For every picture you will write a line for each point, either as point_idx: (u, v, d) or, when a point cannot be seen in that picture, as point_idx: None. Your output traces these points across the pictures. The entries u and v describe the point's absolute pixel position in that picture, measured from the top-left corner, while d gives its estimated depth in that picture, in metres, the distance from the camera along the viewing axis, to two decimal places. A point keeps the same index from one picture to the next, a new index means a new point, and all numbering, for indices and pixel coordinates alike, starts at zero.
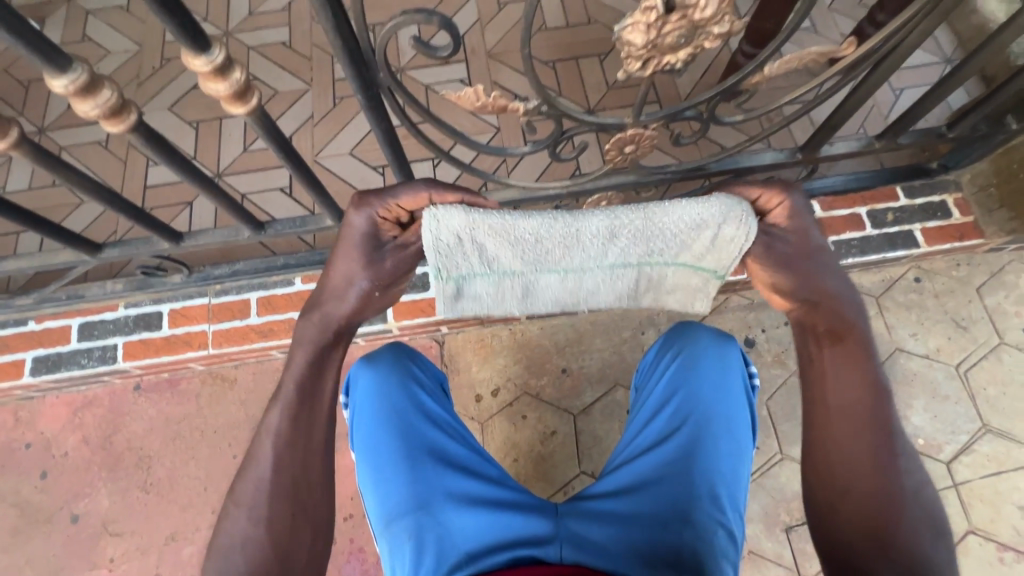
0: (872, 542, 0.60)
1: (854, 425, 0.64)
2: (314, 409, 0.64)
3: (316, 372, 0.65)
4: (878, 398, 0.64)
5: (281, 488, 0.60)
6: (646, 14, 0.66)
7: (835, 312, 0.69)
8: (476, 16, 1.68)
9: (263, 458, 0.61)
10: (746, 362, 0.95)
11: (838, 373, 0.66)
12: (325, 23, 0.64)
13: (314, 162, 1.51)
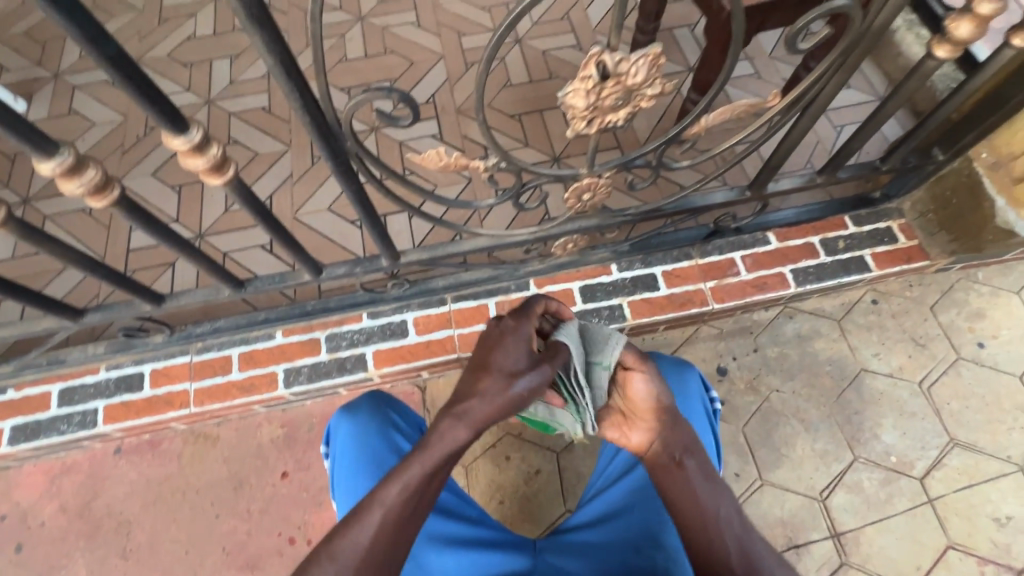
0: None
1: (712, 531, 0.68)
2: (426, 495, 0.64)
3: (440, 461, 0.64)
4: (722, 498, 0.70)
5: (371, 562, 0.60)
6: (584, 82, 0.74)
7: (672, 439, 0.73)
8: (445, 77, 1.80)
9: (368, 523, 0.62)
10: (704, 385, 0.99)
11: (693, 488, 0.70)
12: (295, 103, 0.71)
13: (294, 219, 1.57)
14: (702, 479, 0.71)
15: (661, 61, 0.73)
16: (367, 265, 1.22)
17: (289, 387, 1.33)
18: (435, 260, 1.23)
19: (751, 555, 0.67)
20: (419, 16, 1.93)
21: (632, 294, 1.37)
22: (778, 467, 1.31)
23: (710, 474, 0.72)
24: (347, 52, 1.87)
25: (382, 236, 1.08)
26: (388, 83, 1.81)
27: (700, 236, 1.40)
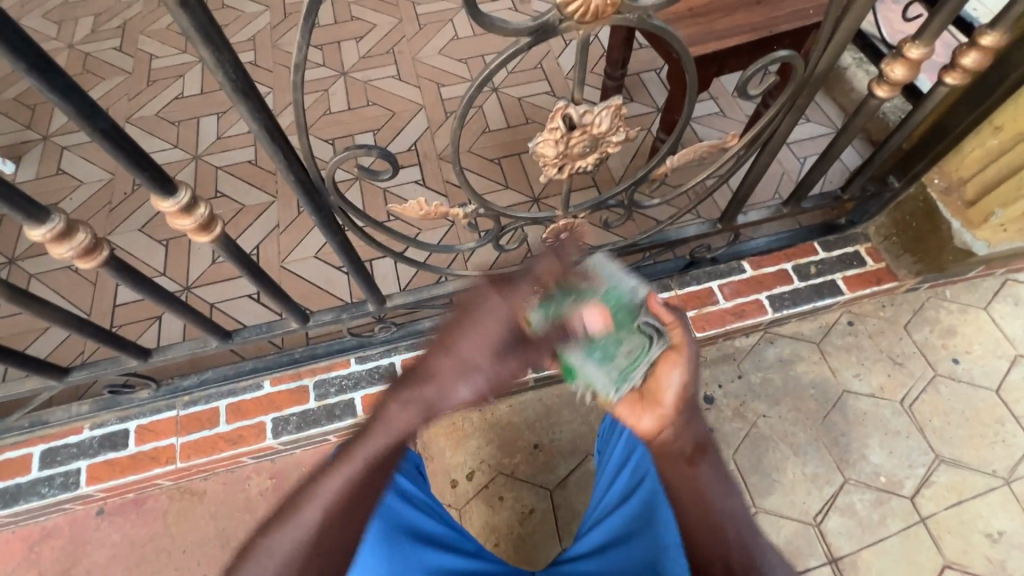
0: None
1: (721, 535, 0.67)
2: (361, 494, 0.63)
3: (372, 458, 0.64)
4: (732, 507, 0.68)
5: (315, 547, 0.62)
6: (553, 133, 0.79)
7: (688, 431, 0.67)
8: (426, 125, 1.88)
9: (302, 518, 0.62)
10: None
11: (705, 489, 0.67)
12: (280, 164, 0.75)
13: (281, 268, 1.59)
14: (712, 476, 0.68)
15: (623, 111, 0.79)
16: (353, 310, 1.23)
17: (277, 437, 1.32)
18: (421, 303, 1.25)
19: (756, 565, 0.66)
20: (399, 69, 2.02)
21: None
22: (770, 493, 1.31)
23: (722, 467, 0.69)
24: (331, 106, 1.95)
25: (368, 282, 1.10)
26: (371, 133, 1.88)
27: (678, 268, 1.46)
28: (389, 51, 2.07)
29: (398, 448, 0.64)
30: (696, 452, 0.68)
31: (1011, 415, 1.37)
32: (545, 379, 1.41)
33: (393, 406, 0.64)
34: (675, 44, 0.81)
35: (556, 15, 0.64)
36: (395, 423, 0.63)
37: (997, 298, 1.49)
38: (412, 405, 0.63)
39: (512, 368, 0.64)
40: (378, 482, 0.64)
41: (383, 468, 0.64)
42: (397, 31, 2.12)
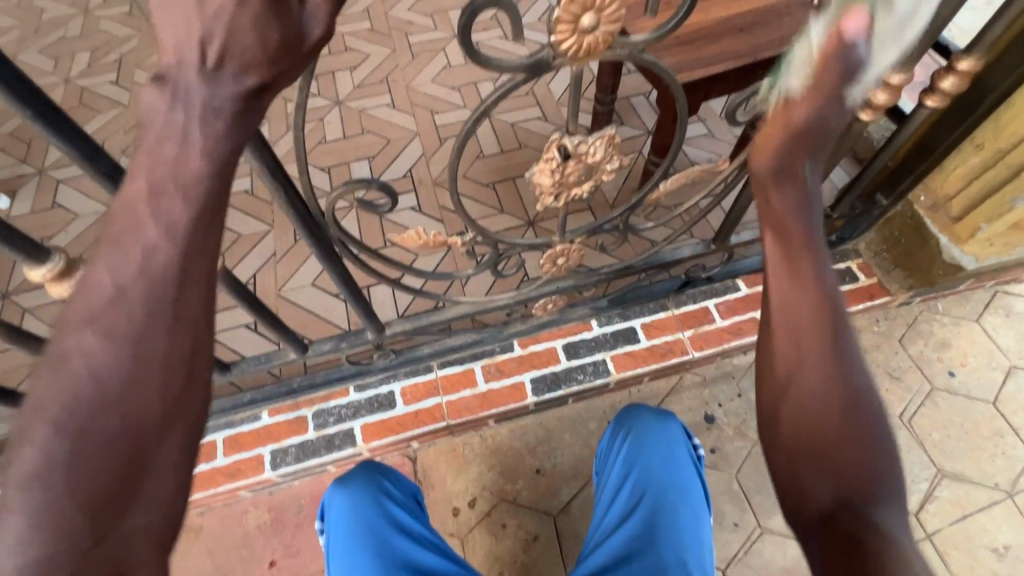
0: (811, 448, 0.52)
1: (809, 338, 0.55)
2: (133, 357, 0.43)
3: (126, 307, 0.44)
4: (827, 316, 0.55)
5: (128, 343, 0.43)
6: (549, 162, 0.81)
7: (798, 261, 0.57)
8: (421, 151, 1.90)
9: (60, 375, 0.42)
10: (687, 433, 1.12)
11: (792, 288, 0.56)
12: (281, 201, 0.76)
13: (277, 297, 1.59)
14: (832, 322, 0.55)
15: (616, 140, 0.80)
16: (352, 338, 1.24)
17: (276, 469, 1.30)
18: (419, 330, 1.26)
19: (855, 378, 0.54)
20: (393, 98, 2.06)
21: (614, 348, 1.41)
22: (775, 512, 1.31)
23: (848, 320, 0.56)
24: (326, 135, 1.98)
25: (367, 311, 1.10)
26: (366, 161, 1.90)
27: (674, 288, 1.46)
28: (383, 80, 2.11)
29: (169, 282, 0.45)
30: (810, 288, 0.56)
31: (1010, 427, 1.37)
32: (545, 403, 1.40)
33: (126, 236, 0.45)
34: (665, 73, 0.84)
35: (550, 52, 0.66)
36: (138, 252, 0.44)
37: (989, 310, 1.51)
38: (146, 219, 0.45)
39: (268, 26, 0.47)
40: (164, 336, 0.44)
41: (155, 313, 0.44)
42: (390, 61, 2.16)
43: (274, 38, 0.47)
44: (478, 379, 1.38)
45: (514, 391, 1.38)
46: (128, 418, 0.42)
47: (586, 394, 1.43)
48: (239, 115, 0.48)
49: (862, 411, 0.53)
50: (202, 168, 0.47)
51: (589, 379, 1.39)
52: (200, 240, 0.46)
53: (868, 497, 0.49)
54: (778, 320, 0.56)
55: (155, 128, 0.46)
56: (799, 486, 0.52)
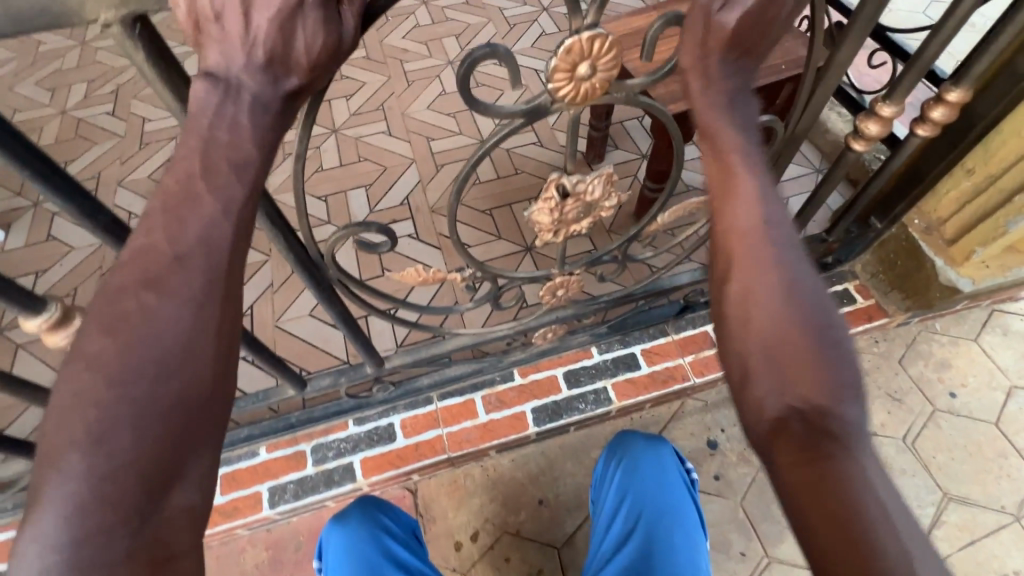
0: (780, 351, 0.55)
1: (759, 252, 0.60)
2: (193, 318, 0.48)
3: (188, 272, 0.48)
4: (769, 234, 0.60)
5: (189, 301, 0.48)
6: (548, 202, 0.82)
7: (730, 189, 0.62)
8: (417, 178, 1.91)
9: (127, 329, 0.46)
10: (678, 457, 1.23)
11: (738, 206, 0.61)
12: (279, 244, 0.76)
13: (275, 327, 1.58)
14: (767, 238, 0.60)
15: (614, 178, 0.81)
16: (351, 373, 1.23)
17: (274, 507, 1.28)
18: (419, 362, 1.25)
19: (801, 290, 0.58)
20: (389, 125, 2.08)
21: (615, 375, 1.41)
22: (781, 541, 1.29)
23: (787, 235, 0.61)
24: (323, 162, 1.98)
25: (366, 346, 1.10)
26: (363, 189, 1.91)
27: (673, 313, 1.45)
28: (380, 108, 2.13)
29: (220, 256, 0.50)
30: (746, 210, 0.61)
31: (1013, 448, 1.37)
32: (547, 432, 1.38)
33: (185, 210, 0.49)
34: (658, 113, 0.85)
35: (548, 98, 0.67)
36: (197, 225, 0.49)
37: (986, 329, 1.51)
38: (204, 196, 0.50)
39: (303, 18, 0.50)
40: (218, 304, 0.49)
41: (215, 280, 0.49)
42: (386, 88, 2.18)
43: (300, 56, 0.51)
44: (479, 410, 1.37)
45: (516, 421, 1.36)
46: (187, 373, 0.46)
47: (588, 422, 1.41)
48: (274, 122, 0.53)
49: (809, 313, 0.57)
50: (251, 158, 0.51)
51: (591, 408, 1.38)
52: (249, 222, 0.52)
53: (820, 394, 0.53)
54: (720, 245, 0.62)
55: (203, 123, 0.50)
56: (751, 393, 0.55)
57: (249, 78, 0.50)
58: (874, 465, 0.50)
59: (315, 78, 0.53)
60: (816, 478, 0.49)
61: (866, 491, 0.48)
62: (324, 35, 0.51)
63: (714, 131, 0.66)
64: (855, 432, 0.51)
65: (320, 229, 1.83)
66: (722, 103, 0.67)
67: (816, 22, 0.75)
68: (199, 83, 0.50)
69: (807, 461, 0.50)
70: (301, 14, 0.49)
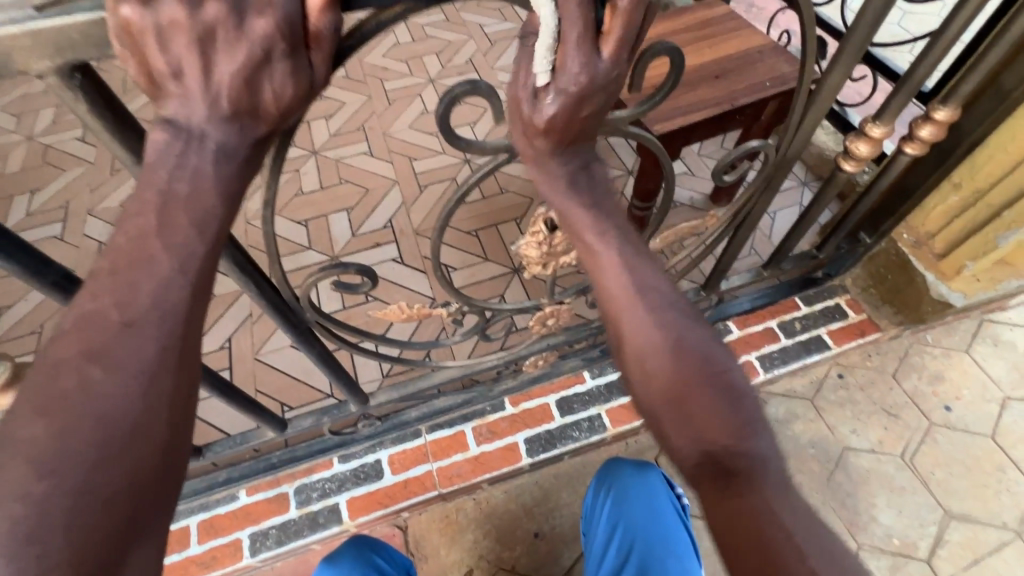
0: (678, 401, 0.58)
1: (636, 311, 0.61)
2: (145, 392, 0.41)
3: (138, 341, 0.42)
4: (640, 292, 0.62)
5: (142, 373, 0.41)
6: (536, 236, 0.79)
7: (595, 264, 0.63)
8: (401, 200, 1.87)
9: (66, 404, 0.39)
10: (668, 482, 1.18)
11: (609, 271, 0.63)
12: (251, 292, 0.71)
13: (254, 360, 1.51)
14: (640, 302, 0.62)
15: None
16: (335, 412, 1.18)
17: (255, 555, 1.21)
18: (406, 397, 1.20)
19: (681, 334, 0.61)
20: (370, 145, 2.03)
21: (609, 401, 1.37)
22: None
23: (660, 290, 0.63)
24: (302, 186, 1.93)
25: (350, 384, 1.05)
26: (344, 213, 1.86)
27: None
28: (360, 128, 2.09)
29: (181, 319, 0.44)
30: (615, 280, 0.62)
31: (1010, 461, 1.36)
32: (540, 462, 1.34)
33: (137, 270, 0.43)
34: (648, 142, 0.83)
35: None
36: (149, 287, 0.43)
37: (977, 340, 1.51)
38: (159, 254, 0.44)
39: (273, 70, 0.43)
40: (174, 373, 0.43)
41: (169, 348, 0.43)
42: (366, 108, 2.14)
43: (269, 103, 0.45)
44: (469, 442, 1.32)
45: (507, 452, 1.32)
46: (134, 456, 0.39)
47: (582, 449, 1.37)
48: (242, 171, 0.47)
49: (696, 362, 0.59)
50: (215, 212, 0.46)
51: (585, 436, 1.34)
52: (209, 281, 0.46)
53: (723, 437, 0.55)
54: (603, 315, 0.64)
55: (161, 176, 0.45)
56: (672, 445, 0.58)
57: (214, 129, 0.45)
58: (784, 496, 0.51)
59: (285, 119, 0.47)
60: (738, 524, 0.50)
61: (782, 525, 0.49)
62: (295, 84, 0.45)
63: (565, 211, 0.64)
64: (762, 467, 0.53)
65: (300, 255, 1.77)
66: (566, 184, 0.63)
67: (808, 39, 0.72)
68: (159, 134, 0.45)
69: (727, 509, 0.51)
70: (267, 66, 0.43)
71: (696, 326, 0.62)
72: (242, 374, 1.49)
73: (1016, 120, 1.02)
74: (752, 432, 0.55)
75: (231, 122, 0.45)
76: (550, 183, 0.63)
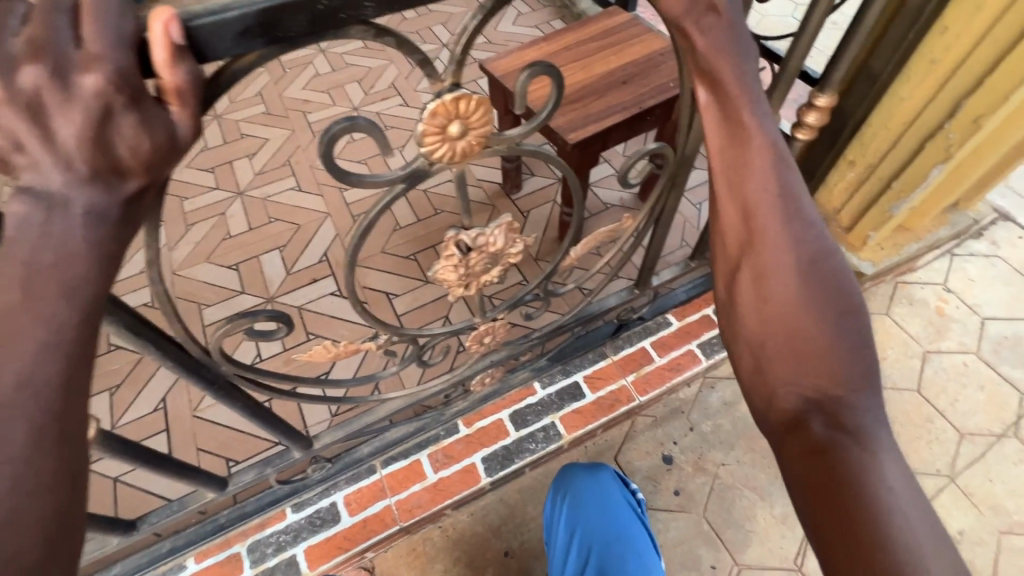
0: (791, 340, 0.55)
1: (772, 232, 0.59)
2: (18, 477, 0.36)
3: (5, 426, 0.36)
4: (783, 208, 0.59)
5: (23, 454, 0.36)
6: (450, 259, 0.79)
7: (744, 157, 0.60)
8: (335, 231, 1.84)
9: None
10: (620, 479, 1.22)
11: (751, 180, 0.60)
12: (154, 354, 0.68)
13: (194, 418, 1.44)
14: (782, 215, 0.59)
15: (515, 228, 0.79)
16: (278, 460, 1.13)
17: None
18: (353, 434, 1.17)
19: (820, 263, 0.57)
20: (298, 180, 1.99)
21: (561, 408, 1.38)
22: (747, 545, 1.30)
23: (805, 205, 0.60)
24: (230, 229, 1.87)
25: (288, 431, 1.02)
26: (277, 251, 1.80)
27: (610, 333, 1.47)
28: (286, 163, 2.04)
29: (51, 396, 0.38)
30: (761, 176, 0.60)
31: (937, 412, 1.45)
32: (501, 478, 1.33)
33: None
34: (546, 156, 0.84)
35: (425, 161, 0.64)
36: (14, 364, 0.37)
37: (895, 302, 1.61)
38: (27, 327, 0.38)
39: (124, 124, 0.39)
40: (52, 452, 0.38)
41: (45, 427, 0.37)
42: (290, 142, 2.09)
43: (129, 159, 0.41)
44: (427, 470, 1.30)
45: (466, 475, 1.30)
46: (9, 549, 0.35)
47: (542, 459, 1.37)
48: (118, 232, 0.42)
49: (827, 293, 0.56)
50: (89, 279, 0.40)
51: (542, 446, 1.34)
52: (87, 350, 0.41)
53: (832, 381, 0.52)
54: (732, 219, 0.62)
55: (24, 248, 0.39)
56: (770, 381, 0.56)
57: (79, 193, 0.40)
58: (889, 460, 0.48)
59: (159, 173, 0.43)
60: (821, 479, 0.48)
61: (879, 488, 0.46)
62: (150, 135, 0.41)
63: (720, 77, 0.60)
64: (868, 425, 0.50)
65: (234, 300, 1.71)
66: (728, 41, 0.59)
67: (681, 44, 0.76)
68: (17, 205, 0.39)
69: (815, 457, 0.49)
70: (112, 122, 0.39)
71: (838, 259, 0.58)
72: (181, 435, 1.42)
73: (891, 101, 1.08)
74: (866, 385, 0.52)
75: (96, 184, 0.40)
76: (714, 57, 0.59)
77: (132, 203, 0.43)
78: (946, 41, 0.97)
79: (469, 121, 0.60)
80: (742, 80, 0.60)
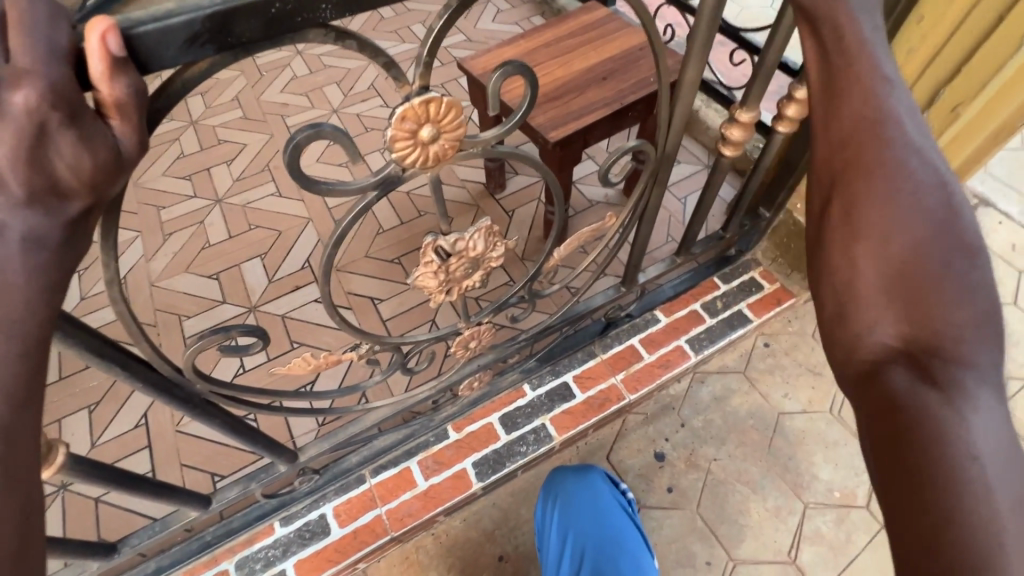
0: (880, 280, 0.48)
1: (872, 171, 0.53)
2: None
3: None
4: (888, 146, 0.53)
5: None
6: (429, 266, 0.77)
7: (841, 99, 0.57)
8: (316, 237, 1.80)
9: None
10: (611, 479, 1.21)
11: (857, 117, 0.55)
12: (122, 376, 0.65)
13: (177, 433, 1.41)
14: (888, 152, 0.52)
15: (495, 232, 0.77)
16: (263, 475, 1.11)
17: None
18: (340, 445, 1.14)
19: (929, 202, 0.49)
20: (278, 185, 1.95)
21: (551, 410, 1.37)
22: (741, 539, 1.29)
23: (921, 143, 0.52)
24: (210, 237, 1.83)
25: (270, 445, 0.99)
26: (258, 259, 1.77)
27: (599, 331, 1.45)
28: (265, 168, 2.00)
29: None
30: (866, 113, 0.55)
31: None
32: (493, 483, 1.31)
33: None
34: (527, 158, 0.82)
35: (397, 167, 0.62)
36: None
37: None
38: None
39: (60, 141, 0.38)
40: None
41: None
42: (268, 147, 2.05)
43: (70, 178, 0.39)
44: (417, 477, 1.28)
45: (457, 481, 1.28)
46: None
47: (534, 462, 1.35)
48: (60, 259, 0.40)
49: (929, 229, 0.48)
50: (31, 308, 0.38)
51: (533, 449, 1.33)
52: (34, 382, 0.38)
53: (932, 328, 0.44)
54: (830, 159, 0.57)
55: None
56: (853, 325, 0.50)
57: (17, 217, 0.37)
58: (994, 423, 0.39)
59: (106, 192, 0.42)
60: (893, 430, 0.42)
61: (961, 454, 0.38)
62: (93, 153, 0.40)
63: (816, 19, 0.57)
64: (974, 375, 0.41)
65: (216, 310, 1.67)
66: None
67: (659, 37, 0.74)
68: None
69: (893, 406, 0.43)
70: (48, 140, 0.37)
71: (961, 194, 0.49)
72: (164, 451, 1.38)
73: None
74: (982, 334, 0.43)
75: (35, 208, 0.38)
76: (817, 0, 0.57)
77: (77, 224, 0.41)
78: (923, 30, 0.97)
79: (443, 127, 0.58)
80: (855, 18, 0.56)
